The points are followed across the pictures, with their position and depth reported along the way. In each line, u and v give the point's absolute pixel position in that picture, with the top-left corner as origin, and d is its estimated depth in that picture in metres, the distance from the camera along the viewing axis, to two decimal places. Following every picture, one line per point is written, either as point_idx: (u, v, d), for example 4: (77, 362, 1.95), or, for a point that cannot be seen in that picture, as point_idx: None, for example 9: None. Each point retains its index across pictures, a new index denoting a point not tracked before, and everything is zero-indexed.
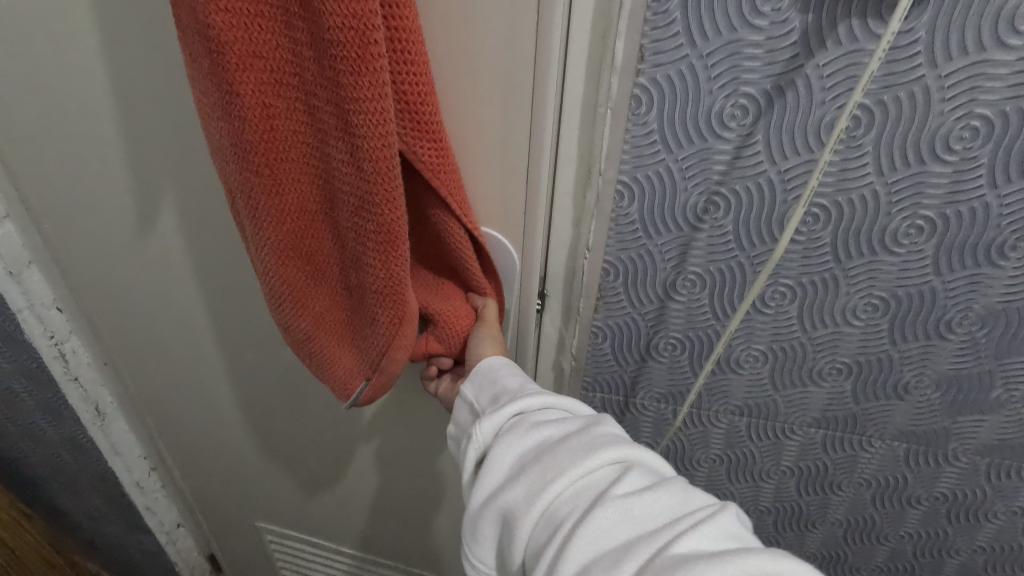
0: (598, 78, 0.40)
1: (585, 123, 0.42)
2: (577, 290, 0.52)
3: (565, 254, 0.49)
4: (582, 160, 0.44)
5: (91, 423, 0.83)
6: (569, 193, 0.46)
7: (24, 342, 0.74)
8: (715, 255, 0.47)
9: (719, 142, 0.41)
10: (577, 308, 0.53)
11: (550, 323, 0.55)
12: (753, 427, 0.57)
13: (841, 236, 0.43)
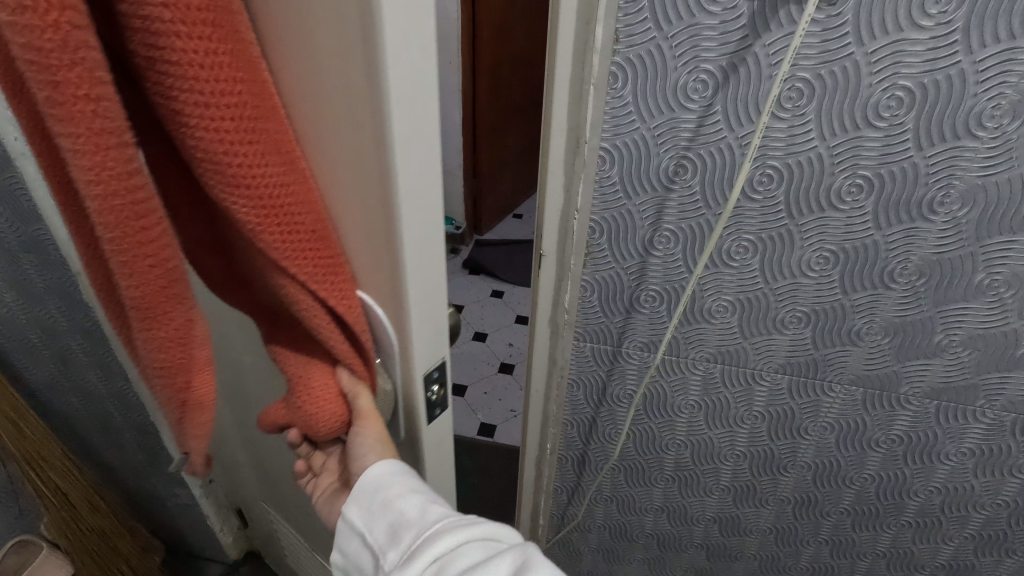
0: (583, 60, 0.48)
1: (573, 98, 0.50)
2: (569, 246, 0.59)
3: (558, 213, 0.57)
4: (571, 131, 0.52)
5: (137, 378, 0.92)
6: (561, 159, 0.54)
7: (81, 301, 0.82)
8: (686, 213, 0.54)
9: (684, 113, 0.48)
10: (568, 264, 0.61)
11: (545, 278, 0.63)
12: (726, 374, 0.64)
13: (793, 194, 0.50)
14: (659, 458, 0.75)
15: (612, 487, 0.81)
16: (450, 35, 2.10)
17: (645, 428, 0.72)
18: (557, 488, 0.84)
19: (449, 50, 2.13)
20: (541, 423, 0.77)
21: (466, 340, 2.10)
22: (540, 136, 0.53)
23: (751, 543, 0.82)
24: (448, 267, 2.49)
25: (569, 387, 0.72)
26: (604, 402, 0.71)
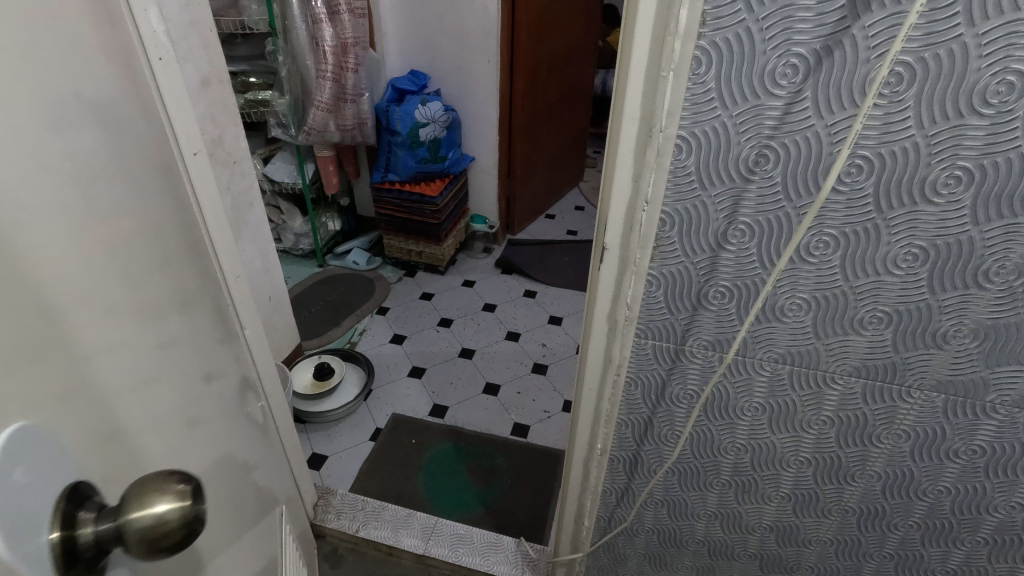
0: (663, 45, 0.46)
1: (649, 85, 0.48)
2: (635, 240, 0.58)
3: (625, 206, 0.56)
4: (644, 119, 0.50)
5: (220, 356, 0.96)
6: (631, 150, 0.52)
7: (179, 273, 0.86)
8: (765, 205, 0.51)
9: (770, 99, 0.46)
10: (633, 260, 0.59)
11: (607, 272, 0.61)
12: (795, 375, 0.62)
13: (883, 186, 0.48)
14: (717, 462, 0.73)
15: (664, 491, 0.79)
16: (490, 33, 2.10)
17: (704, 430, 0.70)
18: (605, 490, 0.82)
19: (488, 49, 2.13)
20: (592, 422, 0.76)
21: (499, 339, 2.09)
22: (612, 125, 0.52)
23: (808, 554, 0.79)
24: (481, 266, 2.49)
25: (626, 386, 0.70)
26: (663, 402, 0.69)
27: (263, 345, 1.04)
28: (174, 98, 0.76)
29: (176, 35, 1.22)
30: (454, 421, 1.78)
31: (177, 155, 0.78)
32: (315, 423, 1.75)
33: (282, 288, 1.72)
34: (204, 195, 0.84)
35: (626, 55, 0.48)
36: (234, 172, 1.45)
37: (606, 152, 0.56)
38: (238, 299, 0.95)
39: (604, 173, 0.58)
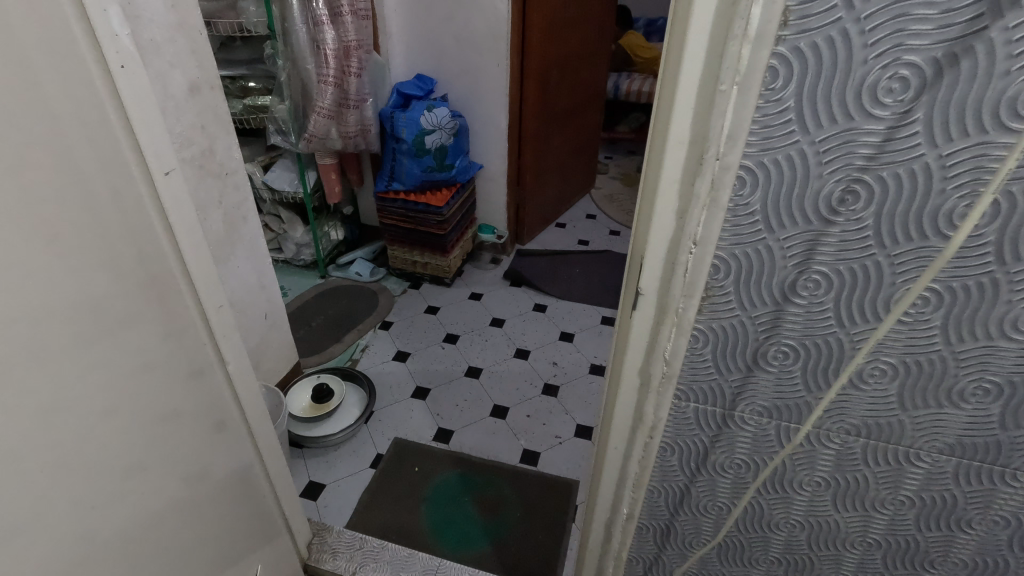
0: (726, 49, 0.35)
1: (704, 100, 0.37)
2: (677, 287, 0.46)
3: (666, 246, 0.44)
4: (694, 142, 0.39)
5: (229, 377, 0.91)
6: (675, 180, 0.41)
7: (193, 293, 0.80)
8: (848, 252, 0.41)
9: (869, 122, 0.36)
10: (675, 309, 0.48)
11: (639, 325, 0.50)
12: (871, 451, 0.51)
13: (1009, 235, 0.37)
14: (765, 538, 0.62)
15: (700, 564, 0.68)
16: (500, 36, 2.00)
17: (753, 503, 0.60)
18: (632, 559, 0.71)
19: (497, 52, 2.03)
20: (617, 481, 0.64)
21: (508, 356, 1.99)
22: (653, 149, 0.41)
23: None
24: (489, 278, 2.39)
25: (661, 451, 0.59)
26: (704, 471, 0.59)
27: (249, 377, 0.95)
28: (139, 110, 0.66)
29: (162, 38, 1.12)
30: (459, 446, 1.68)
31: (143, 175, 0.68)
32: (312, 448, 1.65)
33: (279, 305, 1.63)
34: (178, 219, 0.75)
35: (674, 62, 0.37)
36: (226, 184, 1.36)
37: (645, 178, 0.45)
38: (219, 330, 0.86)
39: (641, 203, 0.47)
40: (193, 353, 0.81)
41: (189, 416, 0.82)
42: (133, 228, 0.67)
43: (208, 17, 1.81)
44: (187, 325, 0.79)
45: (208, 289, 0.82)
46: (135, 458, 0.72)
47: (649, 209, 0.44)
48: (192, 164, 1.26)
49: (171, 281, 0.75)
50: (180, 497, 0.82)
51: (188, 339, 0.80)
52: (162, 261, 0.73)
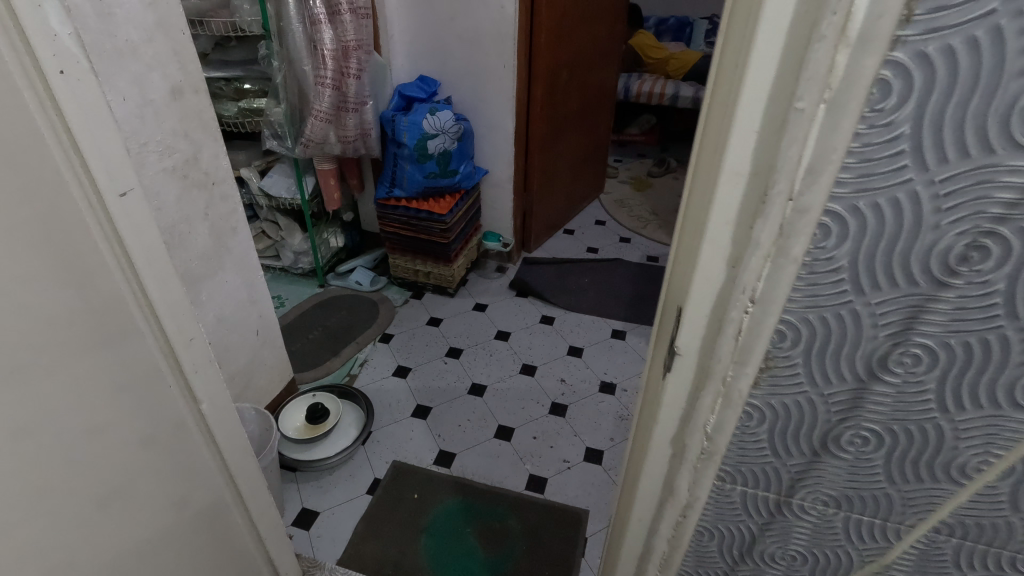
0: (802, 62, 0.29)
1: (771, 127, 0.31)
2: (723, 349, 0.40)
3: (711, 300, 0.39)
4: (756, 177, 0.33)
5: (201, 428, 0.81)
6: (728, 223, 0.35)
7: (156, 336, 0.71)
8: (963, 322, 0.34)
9: (1015, 158, 0.29)
10: (715, 372, 0.41)
11: (676, 387, 0.44)
12: (963, 552, 0.43)
13: None
14: None
15: None
16: (507, 36, 1.90)
17: None
18: None
19: (503, 52, 1.94)
20: (637, 558, 0.56)
21: (514, 373, 1.89)
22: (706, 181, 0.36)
23: None
24: (494, 288, 2.29)
25: (697, 535, 0.52)
26: (748, 560, 0.52)
27: (230, 413, 0.86)
28: (85, 121, 0.57)
29: (140, 39, 1.03)
30: (461, 471, 1.58)
31: (92, 198, 0.59)
32: (305, 472, 1.56)
33: (271, 320, 1.54)
34: (138, 246, 0.65)
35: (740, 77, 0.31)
36: (213, 194, 1.26)
37: (691, 209, 0.40)
38: (191, 365, 0.76)
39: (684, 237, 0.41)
40: (150, 391, 0.71)
41: (140, 463, 0.72)
42: (73, 254, 0.57)
43: (199, 16, 1.71)
44: (145, 360, 0.69)
45: (175, 321, 0.72)
46: (65, 512, 0.63)
47: (695, 249, 0.39)
48: (175, 174, 1.17)
49: (122, 311, 0.65)
50: (129, 547, 0.73)
51: (144, 377, 0.70)
52: (110, 289, 0.62)
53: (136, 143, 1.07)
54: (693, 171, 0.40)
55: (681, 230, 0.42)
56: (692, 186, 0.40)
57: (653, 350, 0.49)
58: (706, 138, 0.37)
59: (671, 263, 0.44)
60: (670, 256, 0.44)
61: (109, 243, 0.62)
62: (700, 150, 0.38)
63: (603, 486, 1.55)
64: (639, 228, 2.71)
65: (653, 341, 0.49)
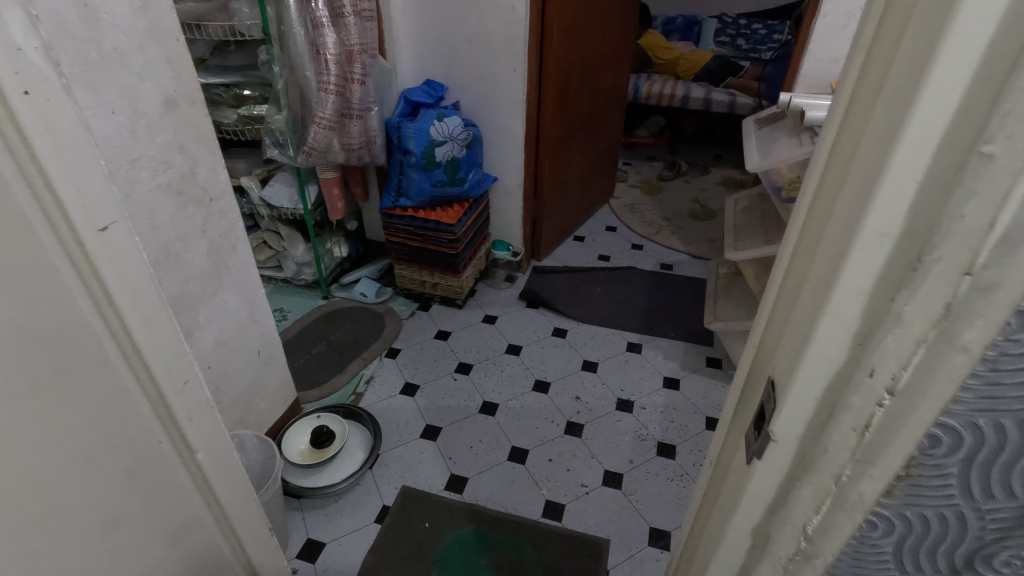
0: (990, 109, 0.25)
1: (938, 181, 0.28)
2: (845, 442, 0.34)
3: (825, 380, 0.34)
4: (905, 239, 0.29)
5: (196, 478, 0.73)
6: (859, 291, 0.31)
7: (144, 383, 0.63)
8: None
9: None
10: (835, 470, 0.35)
11: (763, 477, 0.39)
12: None
13: None
14: None
15: None
16: (517, 38, 1.82)
17: None
18: None
19: (514, 55, 1.86)
20: None
21: (526, 390, 1.81)
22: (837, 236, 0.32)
23: None
24: (503, 298, 2.21)
25: None
26: None
27: (231, 460, 0.78)
28: (56, 148, 0.48)
29: (130, 46, 0.95)
30: (475, 497, 1.50)
31: (64, 233, 0.51)
32: (311, 499, 1.48)
33: (273, 340, 1.45)
34: (121, 288, 0.57)
35: (896, 126, 0.28)
36: (210, 211, 1.19)
37: (803, 261, 0.37)
38: (184, 413, 0.68)
39: (790, 288, 0.38)
40: (132, 444, 0.63)
41: (112, 519, 0.64)
42: (33, 294, 0.50)
43: (196, 20, 1.64)
44: (126, 411, 0.61)
45: (164, 367, 0.64)
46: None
47: (807, 308, 0.35)
48: (170, 191, 1.09)
49: (97, 359, 0.57)
50: None
51: (125, 429, 0.62)
52: (81, 334, 0.55)
53: (127, 159, 1.00)
54: (808, 222, 0.37)
55: (782, 282, 0.39)
56: (806, 235, 0.37)
57: (733, 407, 0.45)
58: (834, 186, 0.34)
59: (765, 316, 0.41)
60: (763, 307, 0.41)
61: (84, 285, 0.54)
62: (818, 197, 0.36)
63: (624, 512, 1.47)
64: (651, 234, 2.63)
65: (735, 398, 0.45)
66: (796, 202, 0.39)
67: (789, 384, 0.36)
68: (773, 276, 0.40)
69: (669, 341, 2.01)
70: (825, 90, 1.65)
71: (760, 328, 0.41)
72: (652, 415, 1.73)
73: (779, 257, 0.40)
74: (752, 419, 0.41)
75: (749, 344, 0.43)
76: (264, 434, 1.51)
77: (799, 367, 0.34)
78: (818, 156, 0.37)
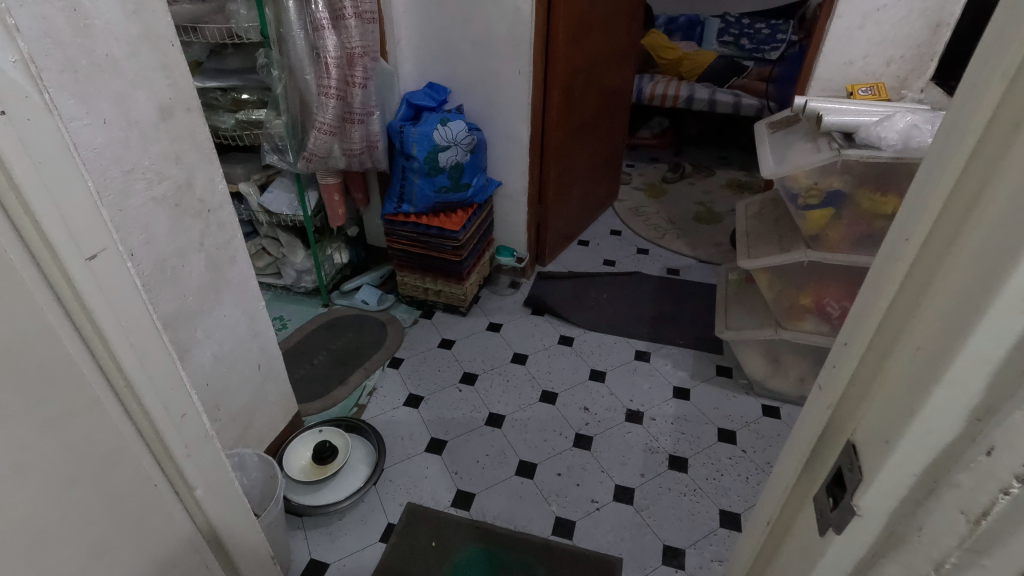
0: None
1: None
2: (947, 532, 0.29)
3: (927, 456, 0.29)
4: None
5: (193, 515, 0.69)
6: (988, 363, 0.26)
7: (139, 420, 0.58)
8: None
9: None
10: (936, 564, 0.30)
11: (842, 552, 0.34)
12: None
13: None
14: None
15: None
16: (522, 40, 1.77)
17: None
18: None
19: (519, 57, 1.81)
20: None
21: (533, 401, 1.77)
22: (967, 297, 0.27)
23: None
24: (508, 305, 2.16)
25: None
26: None
27: (229, 491, 0.73)
28: (37, 173, 0.44)
29: (123, 53, 0.90)
30: (482, 514, 1.46)
31: (54, 264, 0.47)
32: (313, 517, 1.44)
33: (274, 354, 1.41)
34: (110, 322, 0.52)
35: None
36: (208, 222, 1.14)
37: (906, 317, 0.32)
38: (182, 449, 0.63)
39: (887, 341, 0.33)
40: (130, 490, 0.58)
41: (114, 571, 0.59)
42: (21, 337, 0.45)
43: (192, 22, 1.59)
44: (121, 454, 0.56)
45: (159, 401, 0.59)
46: None
47: (910, 371, 0.30)
48: (166, 203, 1.04)
49: (90, 403, 0.52)
50: None
51: (122, 475, 0.57)
52: (71, 376, 0.50)
53: (120, 171, 0.95)
54: (913, 270, 0.31)
55: (873, 334, 0.34)
56: (908, 285, 0.32)
57: (798, 462, 0.41)
58: (952, 233, 0.29)
59: (848, 368, 0.36)
60: (846, 356, 0.36)
61: (71, 320, 0.49)
62: (930, 244, 0.31)
63: (636, 529, 1.43)
64: (657, 238, 2.58)
65: (801, 453, 0.40)
66: (895, 238, 0.33)
67: (882, 457, 0.31)
68: (861, 322, 0.35)
69: (678, 349, 1.97)
70: (840, 94, 1.61)
71: (839, 380, 0.36)
72: (663, 427, 1.69)
73: (870, 302, 0.34)
74: (825, 481, 0.37)
75: (822, 395, 0.38)
76: (265, 450, 1.47)
77: (898, 441, 0.30)
78: (933, 191, 0.31)
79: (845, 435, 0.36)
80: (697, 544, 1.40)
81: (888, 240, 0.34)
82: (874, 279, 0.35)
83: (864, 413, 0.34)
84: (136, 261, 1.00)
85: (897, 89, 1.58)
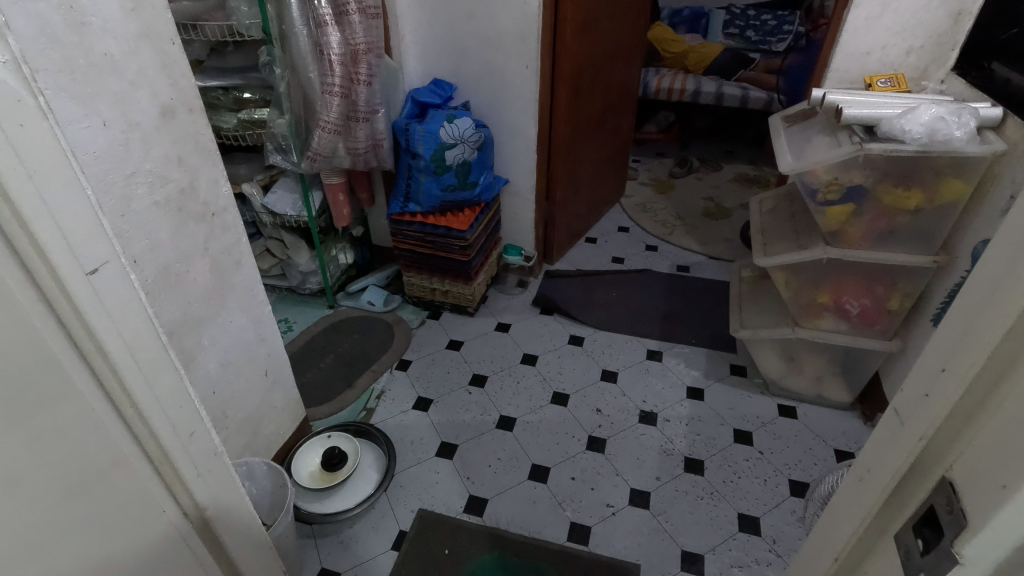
0: None
1: None
2: None
3: None
4: None
5: (205, 536, 0.66)
6: None
7: (146, 442, 0.55)
8: None
9: None
10: None
11: None
12: None
13: None
14: None
15: None
16: (530, 34, 1.73)
17: None
18: None
19: (526, 52, 1.77)
20: None
21: (544, 403, 1.74)
22: None
23: None
24: (515, 305, 2.13)
25: None
26: None
27: (241, 509, 0.71)
28: (33, 183, 0.41)
29: (122, 52, 0.87)
30: (496, 520, 1.43)
31: (53, 282, 0.43)
32: (324, 526, 1.41)
33: (281, 359, 1.38)
34: (113, 342, 0.49)
35: None
36: (213, 226, 1.11)
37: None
38: (191, 469, 0.60)
39: (998, 371, 0.30)
40: (142, 518, 0.55)
41: None
42: (16, 363, 0.42)
43: (192, 20, 1.55)
44: (131, 480, 0.53)
45: (167, 420, 0.56)
46: None
47: None
48: (169, 207, 1.00)
49: (95, 430, 0.49)
50: None
51: (132, 503, 0.54)
52: (71, 403, 0.46)
53: (121, 175, 0.91)
54: None
55: (980, 365, 0.30)
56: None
57: (876, 497, 0.38)
58: None
59: (947, 401, 0.32)
60: (944, 386, 0.33)
61: (71, 339, 0.46)
62: None
63: (653, 534, 1.39)
64: (666, 234, 2.54)
65: (880, 487, 0.37)
66: (1010, 257, 0.29)
67: (991, 506, 0.28)
68: (964, 348, 0.32)
69: (691, 349, 1.93)
70: (857, 85, 1.57)
71: (935, 411, 0.33)
72: (677, 428, 1.66)
73: (980, 328, 0.31)
74: (914, 520, 0.34)
75: (908, 428, 0.35)
76: (273, 458, 1.44)
77: (1016, 487, 0.27)
78: None
79: (941, 473, 0.33)
80: (716, 549, 1.36)
81: (997, 256, 0.31)
82: (981, 302, 0.31)
83: (964, 450, 0.31)
84: (138, 267, 0.97)
85: (917, 81, 1.52)
